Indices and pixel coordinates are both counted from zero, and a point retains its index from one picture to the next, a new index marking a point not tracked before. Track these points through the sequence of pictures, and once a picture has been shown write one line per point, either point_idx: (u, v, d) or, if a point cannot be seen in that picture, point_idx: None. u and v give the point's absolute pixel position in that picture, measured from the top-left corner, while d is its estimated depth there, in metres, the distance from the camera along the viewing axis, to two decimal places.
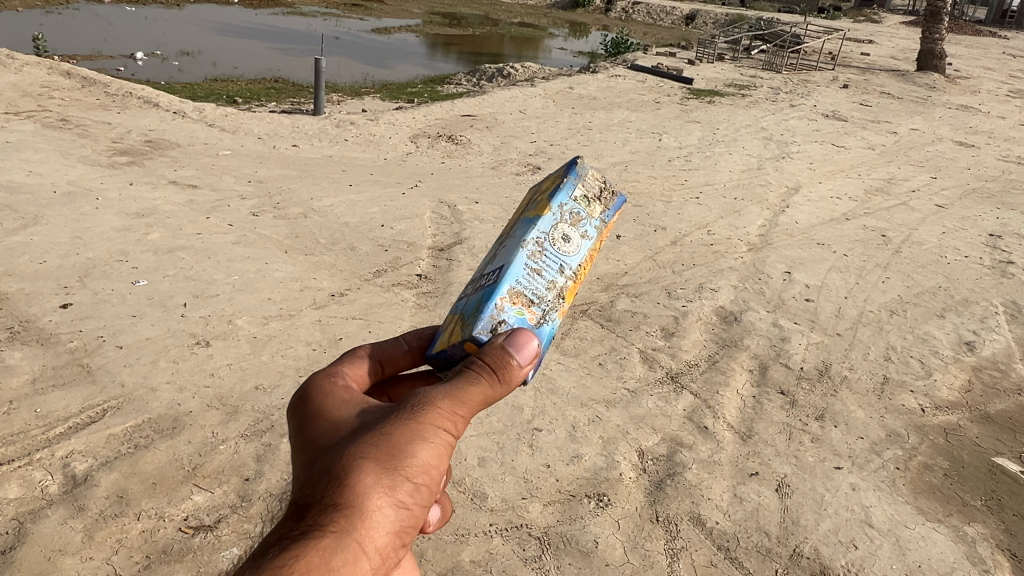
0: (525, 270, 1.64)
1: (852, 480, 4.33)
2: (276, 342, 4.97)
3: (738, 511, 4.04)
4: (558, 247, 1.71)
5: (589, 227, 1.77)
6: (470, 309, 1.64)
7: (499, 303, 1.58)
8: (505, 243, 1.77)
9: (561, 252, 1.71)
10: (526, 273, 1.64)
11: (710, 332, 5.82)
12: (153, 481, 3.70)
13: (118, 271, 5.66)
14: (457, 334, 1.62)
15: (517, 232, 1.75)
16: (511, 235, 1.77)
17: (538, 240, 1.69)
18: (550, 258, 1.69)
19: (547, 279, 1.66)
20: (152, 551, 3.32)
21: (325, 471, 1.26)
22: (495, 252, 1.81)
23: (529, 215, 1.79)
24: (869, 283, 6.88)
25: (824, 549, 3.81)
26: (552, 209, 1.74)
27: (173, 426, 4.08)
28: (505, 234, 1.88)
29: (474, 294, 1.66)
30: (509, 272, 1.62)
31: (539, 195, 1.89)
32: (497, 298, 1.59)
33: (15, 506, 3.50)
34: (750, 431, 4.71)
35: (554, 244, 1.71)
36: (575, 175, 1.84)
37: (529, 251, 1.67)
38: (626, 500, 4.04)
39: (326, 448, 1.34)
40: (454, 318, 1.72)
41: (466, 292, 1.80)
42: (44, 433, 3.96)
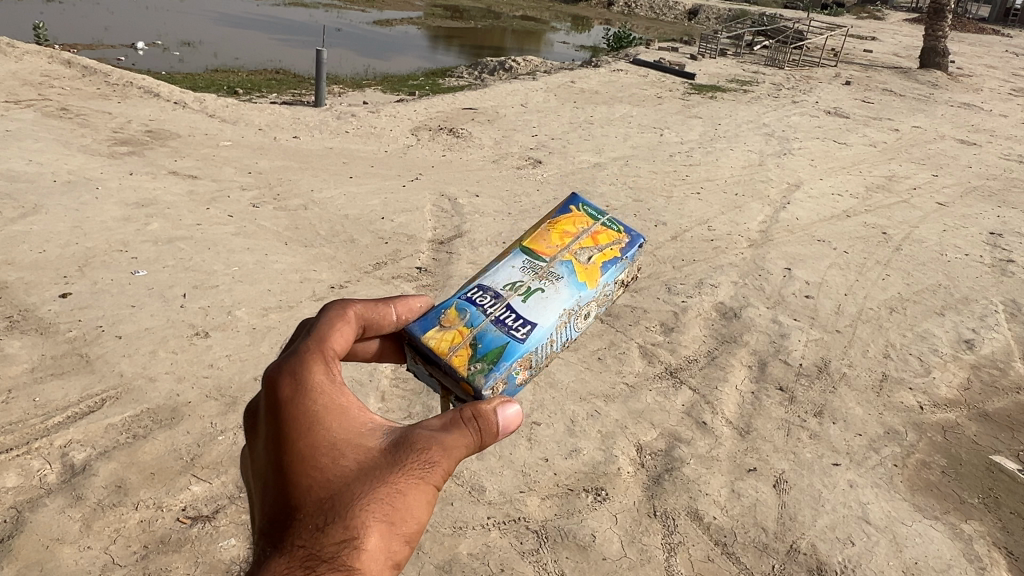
0: (549, 340, 1.95)
1: (850, 477, 4.33)
2: (275, 333, 4.97)
3: (735, 506, 4.04)
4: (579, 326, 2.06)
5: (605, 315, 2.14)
6: (487, 339, 1.89)
7: (520, 363, 1.88)
8: (539, 285, 2.03)
9: (578, 329, 2.06)
10: (549, 343, 1.96)
11: (709, 328, 5.82)
12: (151, 471, 3.70)
13: (117, 261, 5.65)
14: (464, 355, 1.86)
15: (556, 289, 2.03)
16: (552, 282, 2.04)
17: (567, 316, 2.01)
18: (568, 333, 2.03)
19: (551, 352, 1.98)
20: (150, 541, 3.32)
21: (337, 521, 1.33)
22: (528, 278, 2.05)
23: (570, 276, 2.08)
24: (869, 280, 6.87)
25: (821, 545, 3.82)
26: (591, 293, 2.07)
27: (172, 417, 4.08)
28: (540, 259, 2.12)
29: (501, 326, 1.92)
30: (538, 338, 1.91)
31: (583, 247, 2.18)
32: (522, 358, 1.88)
33: (13, 495, 3.51)
34: (748, 427, 4.71)
35: (578, 324, 2.05)
36: (619, 262, 2.18)
37: (561, 322, 1.98)
38: (624, 495, 4.05)
39: (331, 488, 1.39)
40: (457, 323, 1.94)
41: (481, 294, 2.02)
42: (43, 422, 3.95)
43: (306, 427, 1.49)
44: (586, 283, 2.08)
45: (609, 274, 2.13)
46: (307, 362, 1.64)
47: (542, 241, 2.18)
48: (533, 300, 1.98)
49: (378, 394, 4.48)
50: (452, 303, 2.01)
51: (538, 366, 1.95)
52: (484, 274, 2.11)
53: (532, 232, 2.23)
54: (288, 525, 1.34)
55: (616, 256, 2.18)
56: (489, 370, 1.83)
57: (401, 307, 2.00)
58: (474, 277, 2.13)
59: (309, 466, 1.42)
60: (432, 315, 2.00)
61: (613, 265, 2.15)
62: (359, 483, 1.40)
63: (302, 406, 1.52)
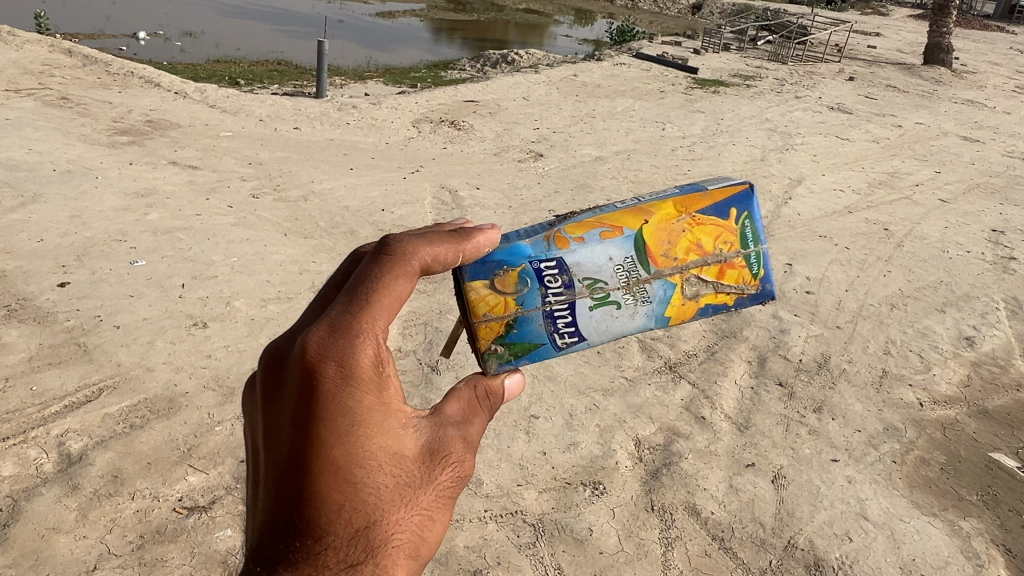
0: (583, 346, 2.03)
1: (849, 473, 4.32)
2: (274, 324, 4.96)
3: (733, 501, 4.03)
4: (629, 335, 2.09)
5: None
6: (526, 328, 1.94)
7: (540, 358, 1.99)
8: (621, 298, 1.98)
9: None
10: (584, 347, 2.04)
11: (709, 323, 5.80)
12: (148, 461, 3.69)
13: (116, 251, 5.64)
14: (495, 330, 1.91)
15: (635, 311, 2.00)
16: (634, 304, 1.99)
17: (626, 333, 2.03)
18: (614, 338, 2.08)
19: None
20: (146, 531, 3.31)
21: (370, 555, 1.28)
22: (617, 286, 1.98)
23: (660, 303, 2.01)
24: (870, 277, 6.84)
25: (819, 541, 3.81)
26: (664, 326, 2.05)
27: (169, 407, 4.07)
28: (645, 267, 1.99)
29: (550, 324, 1.96)
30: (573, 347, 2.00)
31: (701, 276, 2.02)
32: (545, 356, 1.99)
33: (9, 484, 3.50)
34: (747, 422, 4.70)
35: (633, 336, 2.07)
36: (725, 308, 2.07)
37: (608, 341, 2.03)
38: (622, 489, 4.04)
39: (369, 509, 1.29)
40: (510, 293, 1.91)
41: (554, 273, 1.95)
42: (40, 411, 3.95)
43: (349, 427, 1.28)
44: (669, 319, 2.03)
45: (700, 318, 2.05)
46: (355, 320, 1.34)
47: (665, 243, 2.00)
48: (597, 313, 1.98)
49: None
50: (521, 264, 1.93)
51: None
52: (578, 242, 1.98)
53: (667, 220, 2.01)
54: (313, 547, 1.23)
55: (728, 303, 2.05)
56: (506, 359, 1.93)
57: (471, 256, 1.79)
58: (568, 230, 1.99)
59: (346, 479, 1.26)
60: (489, 266, 1.90)
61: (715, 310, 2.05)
62: (392, 506, 1.33)
63: (346, 396, 1.28)
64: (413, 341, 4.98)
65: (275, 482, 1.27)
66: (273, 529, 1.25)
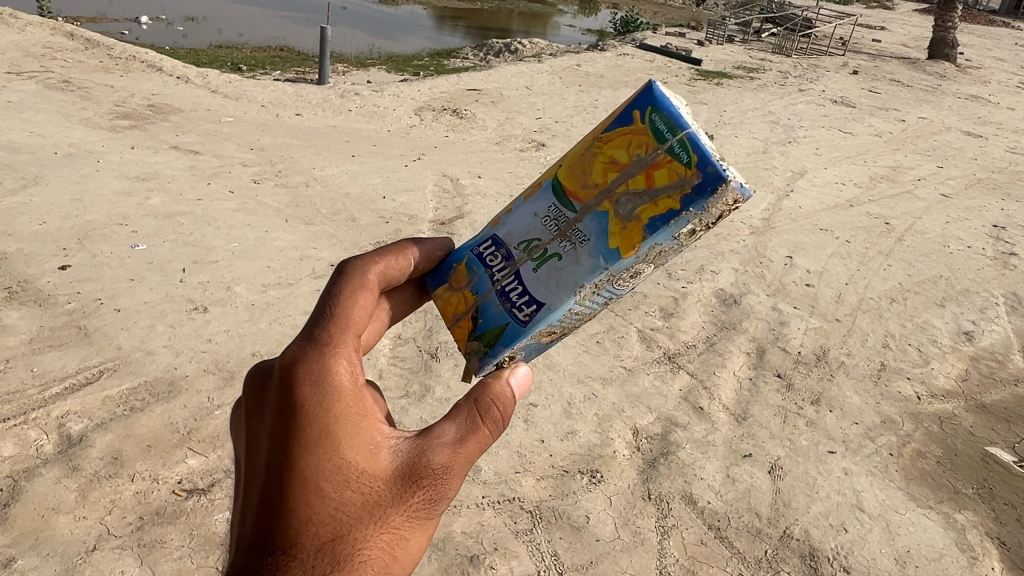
0: (560, 315, 1.76)
1: (845, 465, 4.34)
2: (274, 309, 4.96)
3: (730, 491, 4.05)
4: (619, 287, 1.74)
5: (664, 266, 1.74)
6: (488, 315, 1.82)
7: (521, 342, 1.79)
8: (558, 248, 1.73)
9: (619, 287, 1.74)
10: (563, 318, 1.77)
11: (709, 314, 5.81)
12: (148, 444, 3.70)
13: (117, 234, 5.64)
14: (464, 328, 1.86)
15: (577, 256, 1.71)
16: (573, 248, 1.71)
17: (593, 288, 1.71)
18: (602, 297, 1.76)
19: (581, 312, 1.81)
20: (145, 512, 3.33)
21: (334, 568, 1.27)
22: (551, 237, 1.75)
23: (600, 237, 1.69)
24: (870, 270, 6.85)
25: (814, 531, 3.83)
26: (628, 260, 1.67)
27: (169, 390, 4.09)
28: (568, 208, 1.74)
29: (506, 301, 1.79)
30: (542, 318, 1.75)
31: (630, 189, 1.65)
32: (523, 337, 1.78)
33: (10, 464, 3.51)
34: (745, 412, 4.72)
35: (614, 286, 1.72)
36: (684, 214, 1.60)
37: (575, 300, 1.73)
38: (619, 477, 4.06)
39: (337, 524, 1.30)
40: (464, 286, 1.87)
41: (492, 250, 1.84)
42: (41, 392, 3.96)
43: (317, 438, 1.32)
44: (622, 249, 1.66)
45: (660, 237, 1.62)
46: (326, 342, 1.44)
47: (580, 174, 1.74)
48: (546, 272, 1.74)
49: (376, 371, 4.52)
50: (465, 255, 1.89)
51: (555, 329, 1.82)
52: (507, 214, 1.86)
53: (577, 155, 1.77)
54: (279, 560, 1.23)
55: (676, 206, 1.60)
56: (483, 353, 1.83)
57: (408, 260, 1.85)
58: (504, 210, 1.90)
59: (313, 490, 1.29)
60: (445, 269, 1.92)
61: (667, 222, 1.61)
62: (361, 522, 1.33)
63: (316, 408, 1.34)
64: (413, 328, 4.99)
65: (249, 500, 1.32)
66: (245, 545, 1.27)
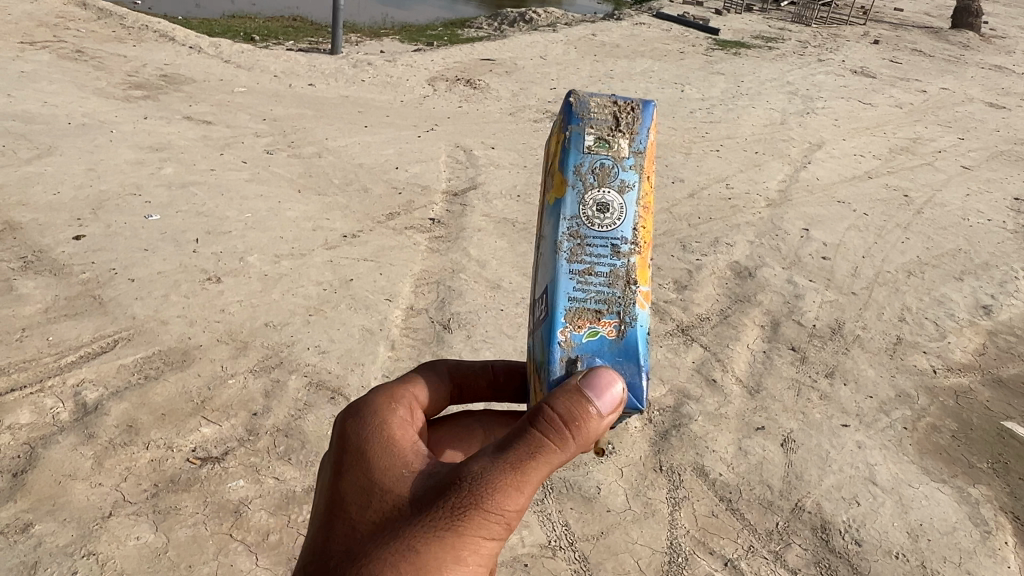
0: (569, 279, 1.71)
1: (859, 438, 4.32)
2: (287, 280, 4.97)
3: (742, 463, 4.04)
4: (596, 223, 1.76)
5: (621, 183, 1.79)
6: (537, 346, 1.73)
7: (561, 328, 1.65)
8: (542, 252, 1.84)
9: (596, 223, 1.76)
10: (574, 282, 1.70)
11: (723, 287, 5.77)
12: (162, 413, 3.73)
13: (131, 204, 5.65)
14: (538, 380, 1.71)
15: (547, 238, 1.80)
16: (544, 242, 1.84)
17: (574, 238, 1.74)
18: (594, 241, 1.74)
19: (602, 274, 1.72)
20: (160, 480, 3.36)
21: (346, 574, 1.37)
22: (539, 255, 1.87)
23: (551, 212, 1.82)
24: (888, 243, 6.77)
25: (826, 504, 3.82)
26: (569, 195, 1.77)
27: (183, 359, 4.12)
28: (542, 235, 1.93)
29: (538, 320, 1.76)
30: (558, 295, 1.69)
31: (547, 172, 1.87)
32: (559, 322, 1.66)
33: (27, 431, 3.54)
34: (758, 385, 4.70)
35: (586, 224, 1.75)
36: (574, 135, 1.81)
37: (566, 257, 1.72)
38: (631, 449, 4.05)
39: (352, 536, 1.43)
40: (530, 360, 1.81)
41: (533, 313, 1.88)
42: (57, 361, 3.99)
43: (349, 467, 1.55)
44: (563, 195, 1.78)
45: (570, 161, 1.78)
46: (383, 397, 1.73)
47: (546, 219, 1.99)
48: (544, 268, 1.77)
49: (389, 342, 4.51)
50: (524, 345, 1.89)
51: (594, 302, 1.69)
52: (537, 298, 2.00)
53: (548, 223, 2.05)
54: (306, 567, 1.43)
55: (562, 140, 1.81)
56: (546, 367, 1.64)
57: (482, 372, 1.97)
58: None
59: (338, 510, 1.49)
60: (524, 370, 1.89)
61: (566, 151, 1.79)
62: (377, 534, 1.41)
63: (352, 443, 1.59)
64: (425, 299, 4.99)
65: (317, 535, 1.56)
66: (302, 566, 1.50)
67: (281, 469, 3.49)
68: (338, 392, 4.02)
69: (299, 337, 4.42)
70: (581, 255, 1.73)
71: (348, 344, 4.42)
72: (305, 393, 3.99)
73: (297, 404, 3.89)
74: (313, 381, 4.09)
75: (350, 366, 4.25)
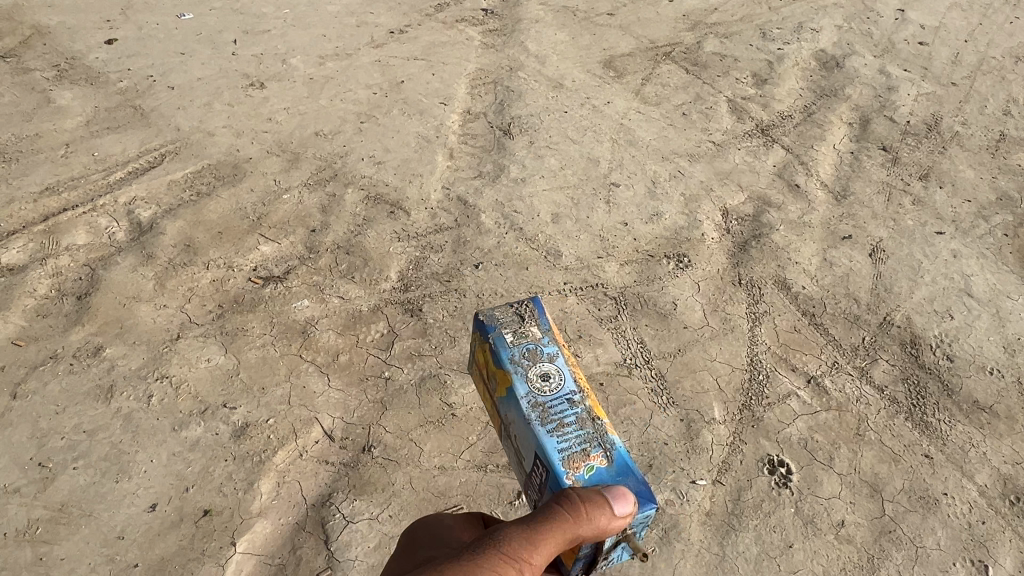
0: (557, 441, 1.90)
1: (954, 247, 4.01)
2: (334, 84, 4.62)
3: (827, 276, 3.79)
4: (548, 395, 2.01)
5: (546, 363, 2.07)
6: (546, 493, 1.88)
7: (568, 472, 1.85)
8: (512, 432, 2.07)
9: (553, 394, 2.02)
10: (559, 440, 1.91)
11: (808, 80, 5.22)
12: (219, 231, 3.59)
13: (161, 3, 5.22)
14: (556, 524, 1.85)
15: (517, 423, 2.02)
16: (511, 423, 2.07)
17: (539, 406, 1.99)
18: (557, 408, 1.99)
19: (571, 420, 1.96)
20: (225, 301, 3.28)
21: None
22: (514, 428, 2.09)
23: (512, 402, 2.02)
24: (995, 24, 6.00)
25: (916, 319, 3.59)
26: (518, 376, 2.04)
27: (235, 174, 3.91)
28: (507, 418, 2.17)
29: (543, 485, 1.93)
30: (548, 452, 1.88)
31: (490, 376, 2.16)
32: (563, 469, 1.85)
33: (85, 253, 3.41)
34: (845, 191, 4.34)
35: (542, 394, 2.01)
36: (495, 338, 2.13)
37: (538, 424, 1.94)
38: (708, 261, 3.80)
39: None
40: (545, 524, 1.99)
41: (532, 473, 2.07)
42: (105, 178, 3.80)
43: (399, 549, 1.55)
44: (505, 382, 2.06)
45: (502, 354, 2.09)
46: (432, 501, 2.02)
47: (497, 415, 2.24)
48: (530, 444, 1.96)
49: (446, 151, 4.22)
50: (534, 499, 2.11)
51: (579, 447, 1.90)
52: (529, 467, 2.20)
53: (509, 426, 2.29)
54: None
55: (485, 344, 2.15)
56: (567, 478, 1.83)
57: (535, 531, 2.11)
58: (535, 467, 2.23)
59: None
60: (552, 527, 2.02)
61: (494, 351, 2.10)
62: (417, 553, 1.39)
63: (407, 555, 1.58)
64: (482, 103, 4.62)
65: None
66: None
67: (345, 288, 3.39)
68: (397, 207, 3.82)
69: (352, 147, 4.15)
70: (550, 418, 1.96)
71: (404, 154, 4.15)
72: (363, 208, 3.79)
73: (356, 221, 3.71)
74: (370, 195, 3.87)
75: (407, 178, 4.01)
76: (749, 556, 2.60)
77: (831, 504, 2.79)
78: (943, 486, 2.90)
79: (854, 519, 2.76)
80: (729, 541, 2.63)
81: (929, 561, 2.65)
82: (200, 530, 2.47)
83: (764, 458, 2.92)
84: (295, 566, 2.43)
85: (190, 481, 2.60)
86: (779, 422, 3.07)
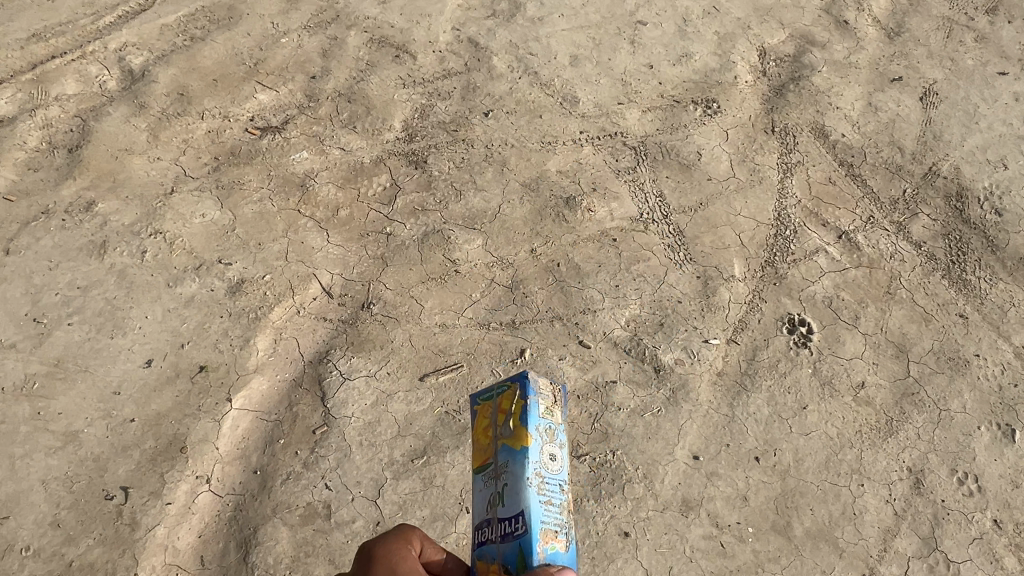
0: (543, 507, 1.08)
1: (1016, 90, 3.62)
2: None
3: (870, 123, 3.46)
4: (549, 473, 1.14)
5: (567, 453, 1.19)
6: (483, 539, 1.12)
7: (541, 539, 1.05)
8: (498, 488, 1.12)
9: (553, 475, 1.15)
10: (546, 509, 1.09)
11: None
12: (214, 79, 3.37)
13: None
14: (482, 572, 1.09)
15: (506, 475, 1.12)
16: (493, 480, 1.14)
17: (538, 478, 1.11)
18: (552, 489, 1.12)
19: (557, 512, 1.11)
20: (221, 153, 3.13)
21: None
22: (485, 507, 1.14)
23: (515, 428, 1.15)
24: None
25: (966, 170, 3.29)
26: (535, 442, 1.13)
27: (229, 17, 3.64)
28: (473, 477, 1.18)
29: (508, 538, 1.06)
30: (532, 507, 1.07)
31: (485, 420, 1.23)
32: (538, 534, 1.05)
33: (76, 103, 3.23)
34: (900, 27, 3.90)
35: (546, 471, 1.13)
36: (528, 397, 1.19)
37: (534, 470, 1.11)
38: (739, 108, 3.48)
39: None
40: None
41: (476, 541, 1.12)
42: (94, 24, 3.55)
43: None
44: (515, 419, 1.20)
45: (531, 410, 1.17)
46: None
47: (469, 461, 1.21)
48: (501, 507, 1.10)
49: None
50: None
51: (560, 524, 1.10)
52: None
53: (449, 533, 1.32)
54: None
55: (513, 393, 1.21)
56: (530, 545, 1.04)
57: None
58: None
59: None
60: None
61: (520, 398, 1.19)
62: None
63: None
64: None
65: None
66: None
67: (346, 138, 3.20)
68: (403, 51, 3.54)
69: None
70: (541, 501, 1.10)
71: None
72: (366, 53, 3.52)
73: (359, 67, 3.46)
74: (373, 39, 3.59)
75: (414, 19, 3.70)
76: (759, 417, 2.48)
77: (851, 365, 2.63)
78: (976, 347, 2.71)
79: (875, 381, 2.60)
80: (740, 402, 2.51)
81: (952, 424, 2.50)
82: (196, 386, 2.44)
83: (783, 317, 2.74)
84: (290, 423, 2.40)
85: (185, 337, 2.55)
86: (805, 281, 2.85)
